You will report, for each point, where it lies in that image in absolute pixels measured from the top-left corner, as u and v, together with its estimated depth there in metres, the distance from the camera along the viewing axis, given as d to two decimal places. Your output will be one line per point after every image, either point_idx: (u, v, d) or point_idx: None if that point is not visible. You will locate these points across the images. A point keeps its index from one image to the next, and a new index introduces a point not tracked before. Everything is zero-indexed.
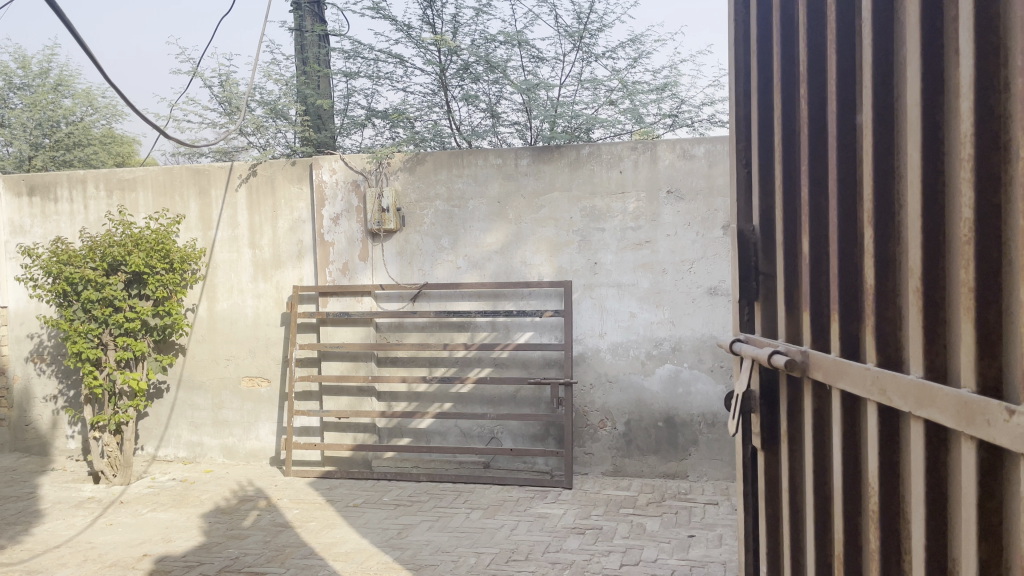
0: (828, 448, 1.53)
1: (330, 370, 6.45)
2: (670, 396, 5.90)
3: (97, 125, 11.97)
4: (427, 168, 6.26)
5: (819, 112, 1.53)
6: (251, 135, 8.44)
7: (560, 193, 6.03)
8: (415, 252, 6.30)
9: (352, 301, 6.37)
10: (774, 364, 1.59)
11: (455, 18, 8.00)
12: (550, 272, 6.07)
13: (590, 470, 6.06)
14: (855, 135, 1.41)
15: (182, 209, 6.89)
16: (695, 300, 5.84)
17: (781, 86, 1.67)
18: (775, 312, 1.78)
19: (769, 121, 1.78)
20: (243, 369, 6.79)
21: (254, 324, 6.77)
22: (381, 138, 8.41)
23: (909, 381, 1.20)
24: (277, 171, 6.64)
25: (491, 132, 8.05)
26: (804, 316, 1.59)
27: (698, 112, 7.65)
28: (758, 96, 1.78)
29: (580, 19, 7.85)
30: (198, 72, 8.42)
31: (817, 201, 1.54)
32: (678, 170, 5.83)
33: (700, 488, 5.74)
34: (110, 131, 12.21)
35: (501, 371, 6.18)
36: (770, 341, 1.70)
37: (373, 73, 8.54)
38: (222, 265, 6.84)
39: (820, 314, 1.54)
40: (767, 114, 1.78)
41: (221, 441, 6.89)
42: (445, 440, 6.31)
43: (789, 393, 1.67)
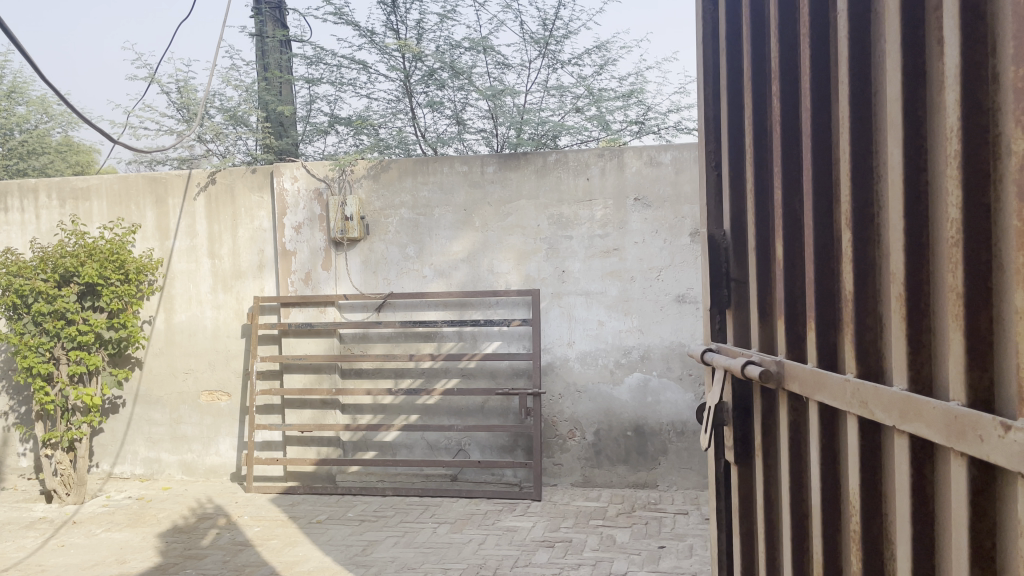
0: (806, 464, 1.44)
1: (293, 383, 6.29)
2: (639, 405, 5.82)
3: (53, 133, 11.69)
4: (392, 176, 6.14)
5: (792, 108, 1.44)
6: (210, 142, 8.26)
7: (527, 200, 5.95)
8: (379, 261, 6.16)
9: (316, 312, 6.22)
10: (748, 375, 1.51)
11: (419, 23, 7.90)
12: (517, 281, 5.97)
13: (559, 481, 5.95)
14: (830, 132, 1.32)
15: (138, 219, 6.67)
16: (663, 308, 5.78)
17: (752, 83, 1.58)
18: (747, 321, 1.69)
19: (739, 122, 1.69)
20: (203, 383, 6.59)
21: (213, 336, 6.58)
22: (345, 145, 8.27)
23: (892, 393, 1.10)
24: (237, 179, 6.47)
25: (457, 139, 7.94)
26: (779, 324, 1.50)
27: (665, 118, 7.61)
28: (729, 95, 1.70)
29: (546, 26, 7.80)
30: (155, 78, 8.23)
31: (791, 204, 1.45)
32: (645, 177, 5.77)
33: (670, 498, 5.66)
34: (66, 140, 11.93)
35: (468, 381, 6.06)
36: (743, 351, 1.61)
37: (336, 80, 8.41)
38: (180, 276, 6.64)
39: (795, 323, 1.45)
40: (737, 113, 1.69)
41: (179, 457, 6.67)
42: (411, 452, 6.17)
43: (763, 406, 1.58)
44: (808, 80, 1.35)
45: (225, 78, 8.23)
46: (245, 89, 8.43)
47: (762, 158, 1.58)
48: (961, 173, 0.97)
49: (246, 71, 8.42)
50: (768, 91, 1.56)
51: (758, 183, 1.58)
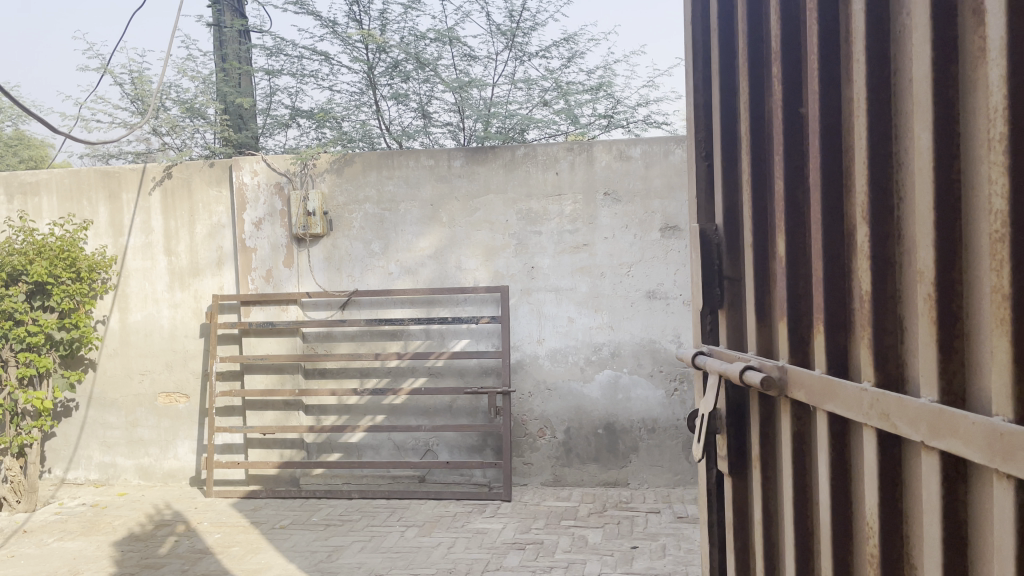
0: (811, 477, 1.33)
1: (254, 384, 6.08)
2: (610, 403, 5.72)
3: (3, 127, 11.28)
4: (356, 170, 5.95)
5: (795, 91, 1.32)
6: (165, 134, 7.98)
7: (495, 195, 5.81)
8: (343, 258, 5.98)
9: (277, 310, 6.02)
10: (747, 381, 1.39)
11: (383, 14, 7.72)
12: (486, 277, 5.83)
13: (529, 481, 5.84)
14: (840, 115, 1.20)
15: (90, 214, 6.40)
16: (633, 304, 5.69)
17: (748, 66, 1.46)
18: (741, 322, 1.58)
19: (733, 107, 1.57)
20: (160, 385, 6.35)
21: (170, 336, 6.34)
22: (307, 138, 8.07)
23: (919, 405, 0.98)
24: (194, 173, 6.23)
25: (422, 133, 7.76)
26: (780, 326, 1.38)
27: (633, 112, 7.53)
28: (722, 79, 1.57)
29: (512, 18, 7.66)
30: (107, 68, 7.92)
31: (794, 194, 1.33)
32: (615, 171, 5.67)
33: (641, 496, 5.57)
34: (18, 133, 11.52)
35: (436, 380, 5.91)
36: (739, 355, 1.50)
37: (297, 71, 8.19)
38: (135, 274, 6.38)
39: (799, 325, 1.34)
40: (731, 99, 1.57)
41: (136, 462, 6.42)
42: (377, 454, 6.01)
43: (761, 414, 1.46)
44: (815, 58, 1.23)
45: (181, 69, 7.94)
46: (202, 80, 8.16)
47: (759, 146, 1.46)
48: (1006, 158, 0.86)
49: (203, 62, 8.14)
50: (766, 73, 1.44)
51: (755, 173, 1.46)
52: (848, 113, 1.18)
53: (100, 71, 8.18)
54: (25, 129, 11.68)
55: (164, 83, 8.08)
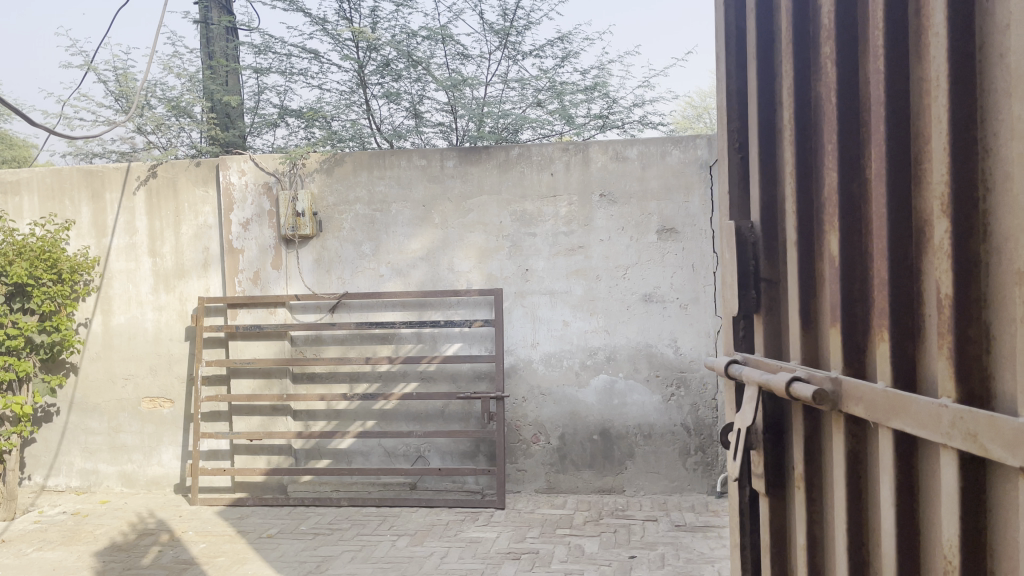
0: (869, 499, 1.21)
1: (241, 388, 5.91)
2: (605, 408, 5.59)
3: None
4: (346, 169, 5.81)
5: (851, 73, 1.21)
6: (150, 133, 7.80)
7: (489, 196, 5.68)
8: (333, 259, 5.83)
9: (265, 313, 5.84)
10: (795, 394, 1.26)
11: (374, 12, 7.57)
12: (479, 280, 5.69)
13: (522, 487, 5.70)
14: (910, 99, 1.09)
15: (72, 214, 6.22)
16: (629, 308, 5.56)
17: (793, 49, 1.35)
18: (780, 327, 1.46)
19: (772, 95, 1.46)
20: (144, 390, 6.17)
21: (155, 340, 6.16)
22: (295, 138, 7.91)
23: (1018, 424, 0.86)
24: (179, 172, 6.07)
25: (414, 132, 7.63)
26: (830, 333, 1.27)
27: (629, 113, 7.42)
28: (760, 65, 1.46)
29: (505, 16, 7.53)
30: (90, 65, 7.73)
31: (848, 187, 1.21)
32: (611, 172, 5.55)
33: (637, 504, 5.44)
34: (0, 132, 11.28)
35: (428, 385, 5.77)
36: (782, 364, 1.37)
37: (286, 69, 8.03)
38: (118, 276, 6.20)
39: (853, 332, 1.22)
40: (768, 86, 1.46)
41: (118, 468, 6.24)
42: (367, 460, 5.86)
43: (805, 429, 1.34)
44: (880, 35, 1.12)
45: (166, 66, 7.75)
46: (188, 78, 7.97)
47: (804, 135, 1.34)
48: None
49: (189, 59, 7.96)
50: (811, 58, 1.33)
51: (801, 165, 1.34)
52: (920, 96, 1.07)
53: (82, 68, 7.98)
54: (7, 129, 11.44)
55: (149, 80, 7.88)
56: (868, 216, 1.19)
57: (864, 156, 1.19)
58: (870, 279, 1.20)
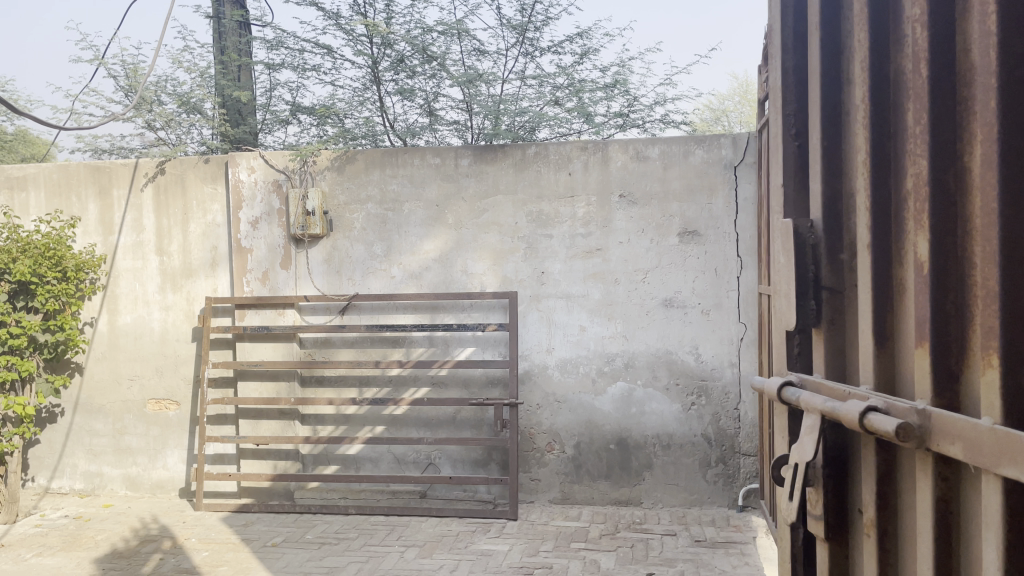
0: (966, 557, 1.00)
1: (248, 391, 5.74)
2: (623, 417, 5.36)
3: (10, 125, 11.07)
4: (358, 167, 5.62)
5: (945, 40, 1.02)
6: (161, 130, 7.62)
7: (504, 196, 5.47)
8: (343, 260, 5.64)
9: (273, 314, 5.67)
10: (871, 428, 1.05)
11: (389, 7, 7.38)
12: (493, 282, 5.48)
13: (536, 498, 5.48)
14: None
15: (79, 211, 6.07)
16: (649, 313, 5.34)
17: (868, 17, 1.16)
18: (847, 342, 1.26)
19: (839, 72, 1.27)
20: (149, 391, 6.01)
21: (161, 340, 6.00)
22: (307, 136, 7.74)
23: None
24: (188, 169, 5.90)
25: (428, 130, 7.43)
26: (915, 354, 1.07)
27: (650, 111, 7.18)
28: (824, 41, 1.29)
29: (523, 12, 7.32)
30: (100, 59, 7.57)
31: (940, 177, 1.03)
32: (631, 172, 5.33)
33: (656, 517, 5.21)
34: (23, 131, 11.29)
35: (439, 391, 5.56)
36: (853, 391, 1.16)
37: (299, 65, 7.86)
38: (125, 275, 6.05)
39: (945, 351, 1.02)
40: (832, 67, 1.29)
41: (123, 471, 6.07)
42: (376, 467, 5.66)
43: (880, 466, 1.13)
44: None
45: (176, 60, 7.56)
46: (198, 72, 7.79)
47: (880, 117, 1.16)
48: None
49: (200, 54, 7.78)
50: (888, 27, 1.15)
51: (875, 150, 1.16)
52: None
53: (92, 63, 7.81)
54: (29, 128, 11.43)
55: (159, 76, 7.71)
56: (969, 216, 1.00)
57: (964, 139, 1.00)
58: (968, 291, 1.01)
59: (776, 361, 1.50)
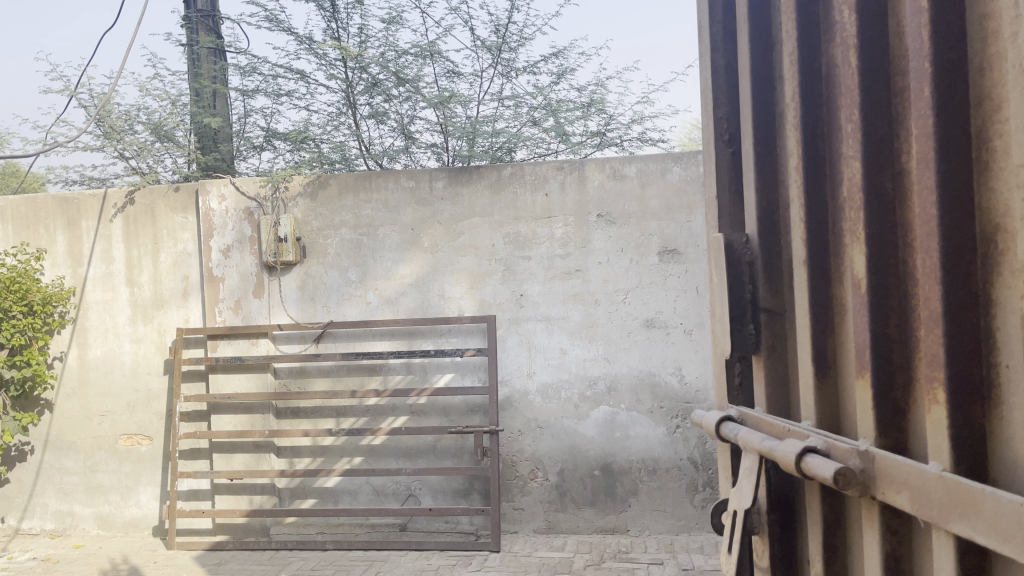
0: None
1: (221, 425, 5.54)
2: (607, 442, 5.19)
3: None
4: (331, 193, 5.48)
5: (875, 31, 0.98)
6: (132, 158, 7.47)
7: (480, 218, 5.34)
8: (318, 287, 5.49)
9: (246, 344, 5.49)
10: (809, 471, 0.92)
11: (362, 30, 7.29)
12: (471, 306, 5.33)
13: (520, 528, 5.27)
14: (967, 59, 0.87)
15: (47, 243, 5.89)
16: (630, 334, 5.19)
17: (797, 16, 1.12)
18: (786, 362, 1.26)
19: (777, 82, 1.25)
20: (121, 427, 5.78)
21: (132, 374, 5.79)
22: (282, 161, 7.62)
23: None
24: (157, 198, 5.73)
25: (405, 153, 7.32)
26: (853, 381, 1.03)
27: (627, 129, 7.08)
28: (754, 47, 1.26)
29: (498, 32, 7.24)
30: (71, 89, 7.44)
31: (875, 181, 0.98)
32: (608, 191, 5.21)
33: (643, 545, 5.01)
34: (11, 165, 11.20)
35: (419, 419, 5.38)
36: (798, 431, 1.04)
37: (273, 91, 7.74)
38: (95, 307, 5.85)
39: (885, 373, 0.97)
40: (763, 83, 1.27)
41: (94, 510, 5.81)
42: (355, 500, 5.46)
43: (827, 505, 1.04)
44: None
45: (145, 87, 7.41)
46: (170, 99, 7.66)
47: (812, 117, 1.11)
48: None
49: (172, 82, 7.66)
50: (818, 27, 1.11)
51: (809, 157, 1.11)
52: (983, 54, 0.85)
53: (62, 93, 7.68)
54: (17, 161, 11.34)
55: (130, 106, 7.58)
56: (909, 224, 0.95)
57: (899, 137, 0.95)
58: (910, 309, 0.96)
59: (722, 387, 1.43)
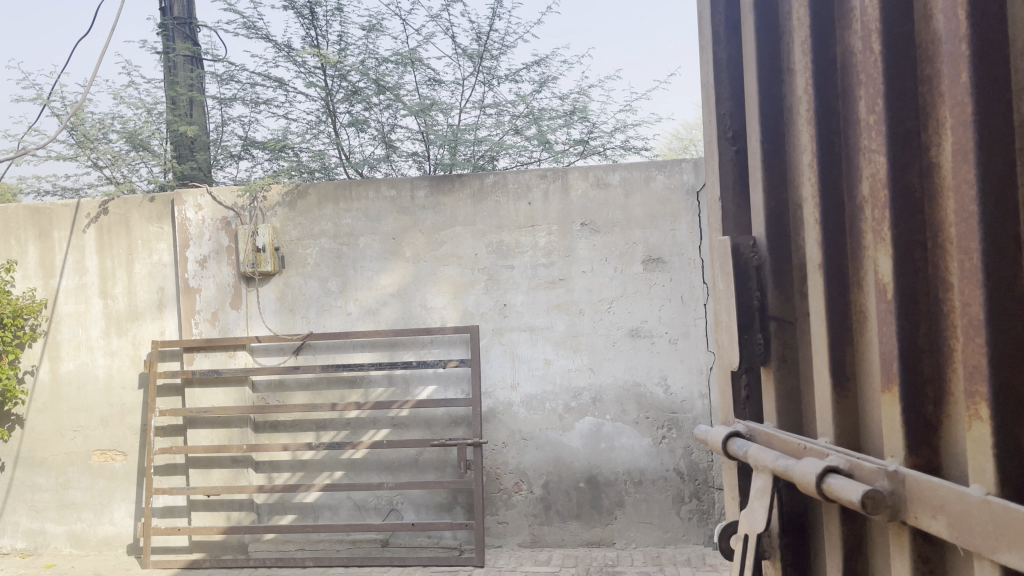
0: None
1: (198, 439, 5.40)
2: (592, 454, 5.10)
3: None
4: (311, 203, 5.38)
5: (901, 17, 0.97)
6: (106, 168, 7.32)
7: (463, 227, 5.26)
8: (297, 297, 5.37)
9: (223, 357, 5.36)
10: (832, 494, 0.88)
11: (342, 38, 7.20)
12: (454, 317, 5.24)
13: (504, 542, 5.17)
14: (1005, 42, 0.85)
15: (17, 254, 5.72)
16: (615, 344, 5.12)
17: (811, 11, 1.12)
18: (798, 370, 1.23)
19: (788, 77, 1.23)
20: (94, 442, 5.61)
21: (106, 388, 5.63)
22: (260, 170, 7.51)
23: None
24: (132, 209, 5.59)
25: (385, 162, 7.23)
26: (878, 391, 1.01)
27: (610, 137, 7.03)
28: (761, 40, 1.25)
29: (479, 40, 7.19)
30: (44, 98, 7.28)
31: (903, 177, 0.96)
32: (592, 200, 5.15)
33: (629, 558, 4.92)
34: None
35: (401, 432, 5.27)
36: (819, 448, 0.99)
37: (251, 99, 7.63)
38: (67, 320, 5.69)
39: (913, 381, 0.94)
40: (770, 79, 1.26)
41: (67, 528, 5.64)
42: (336, 515, 5.33)
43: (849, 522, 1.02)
44: None
45: (120, 96, 7.27)
46: (145, 108, 7.54)
47: (828, 114, 1.10)
48: None
49: (148, 90, 7.51)
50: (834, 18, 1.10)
51: (824, 154, 1.10)
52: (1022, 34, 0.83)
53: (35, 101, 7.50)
54: None
55: (104, 114, 7.42)
56: (942, 222, 0.93)
57: (929, 128, 0.94)
58: (943, 313, 0.93)
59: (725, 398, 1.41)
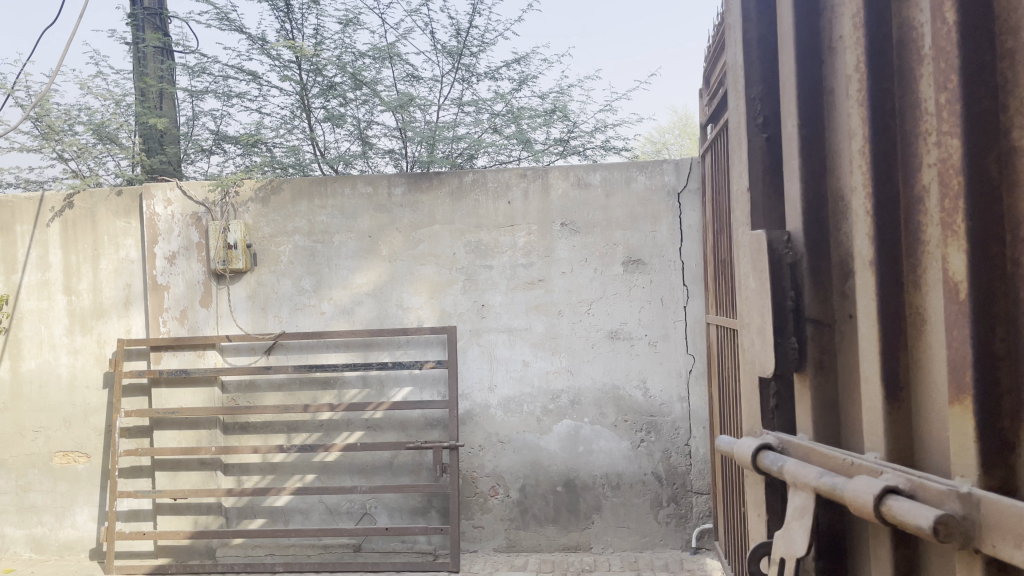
0: None
1: (165, 441, 5.22)
2: (570, 457, 5.02)
3: None
4: (284, 198, 5.23)
5: None
6: (72, 160, 7.10)
7: (441, 225, 5.14)
8: (269, 296, 5.22)
9: (192, 356, 5.18)
10: (893, 517, 0.85)
11: (318, 31, 7.06)
12: (431, 317, 5.12)
13: (480, 547, 5.06)
14: None
15: None
16: (594, 346, 5.04)
17: None
18: (835, 371, 1.18)
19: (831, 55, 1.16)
20: (56, 443, 5.41)
21: (69, 388, 5.43)
22: (231, 166, 7.33)
23: None
24: (98, 202, 5.39)
25: (361, 158, 7.09)
26: (942, 396, 0.93)
27: (590, 137, 6.97)
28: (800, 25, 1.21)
29: (458, 36, 7.08)
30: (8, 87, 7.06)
31: (980, 163, 0.87)
32: (572, 199, 5.06)
33: (606, 563, 4.83)
34: None
35: (375, 434, 5.13)
36: (874, 467, 0.96)
37: (223, 92, 7.44)
38: (29, 317, 5.48)
39: (987, 389, 0.86)
40: (809, 60, 1.22)
41: (26, 532, 5.42)
42: (307, 519, 5.18)
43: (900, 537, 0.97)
44: None
45: (87, 86, 7.06)
46: (113, 99, 7.33)
47: (881, 96, 1.03)
48: None
49: (116, 81, 7.31)
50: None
51: (878, 140, 1.03)
52: None
53: None
54: None
55: (70, 104, 7.20)
56: None
57: None
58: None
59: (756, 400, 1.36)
